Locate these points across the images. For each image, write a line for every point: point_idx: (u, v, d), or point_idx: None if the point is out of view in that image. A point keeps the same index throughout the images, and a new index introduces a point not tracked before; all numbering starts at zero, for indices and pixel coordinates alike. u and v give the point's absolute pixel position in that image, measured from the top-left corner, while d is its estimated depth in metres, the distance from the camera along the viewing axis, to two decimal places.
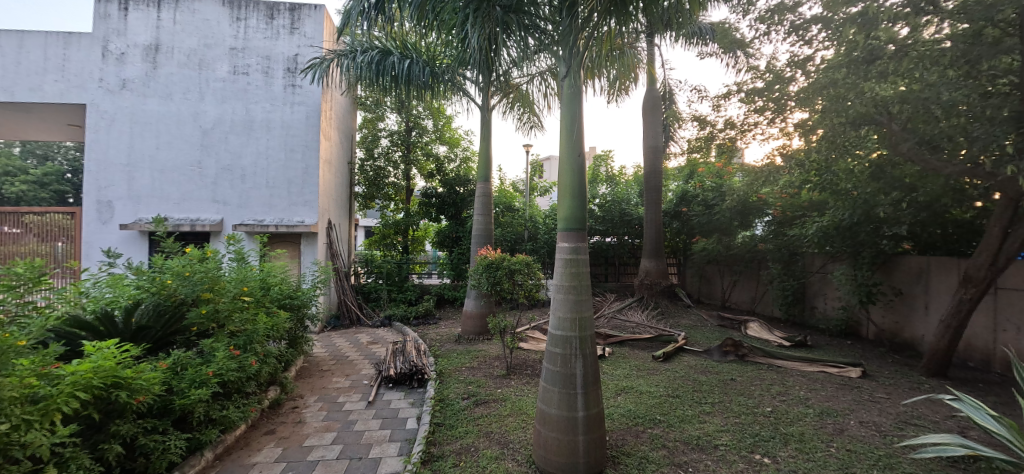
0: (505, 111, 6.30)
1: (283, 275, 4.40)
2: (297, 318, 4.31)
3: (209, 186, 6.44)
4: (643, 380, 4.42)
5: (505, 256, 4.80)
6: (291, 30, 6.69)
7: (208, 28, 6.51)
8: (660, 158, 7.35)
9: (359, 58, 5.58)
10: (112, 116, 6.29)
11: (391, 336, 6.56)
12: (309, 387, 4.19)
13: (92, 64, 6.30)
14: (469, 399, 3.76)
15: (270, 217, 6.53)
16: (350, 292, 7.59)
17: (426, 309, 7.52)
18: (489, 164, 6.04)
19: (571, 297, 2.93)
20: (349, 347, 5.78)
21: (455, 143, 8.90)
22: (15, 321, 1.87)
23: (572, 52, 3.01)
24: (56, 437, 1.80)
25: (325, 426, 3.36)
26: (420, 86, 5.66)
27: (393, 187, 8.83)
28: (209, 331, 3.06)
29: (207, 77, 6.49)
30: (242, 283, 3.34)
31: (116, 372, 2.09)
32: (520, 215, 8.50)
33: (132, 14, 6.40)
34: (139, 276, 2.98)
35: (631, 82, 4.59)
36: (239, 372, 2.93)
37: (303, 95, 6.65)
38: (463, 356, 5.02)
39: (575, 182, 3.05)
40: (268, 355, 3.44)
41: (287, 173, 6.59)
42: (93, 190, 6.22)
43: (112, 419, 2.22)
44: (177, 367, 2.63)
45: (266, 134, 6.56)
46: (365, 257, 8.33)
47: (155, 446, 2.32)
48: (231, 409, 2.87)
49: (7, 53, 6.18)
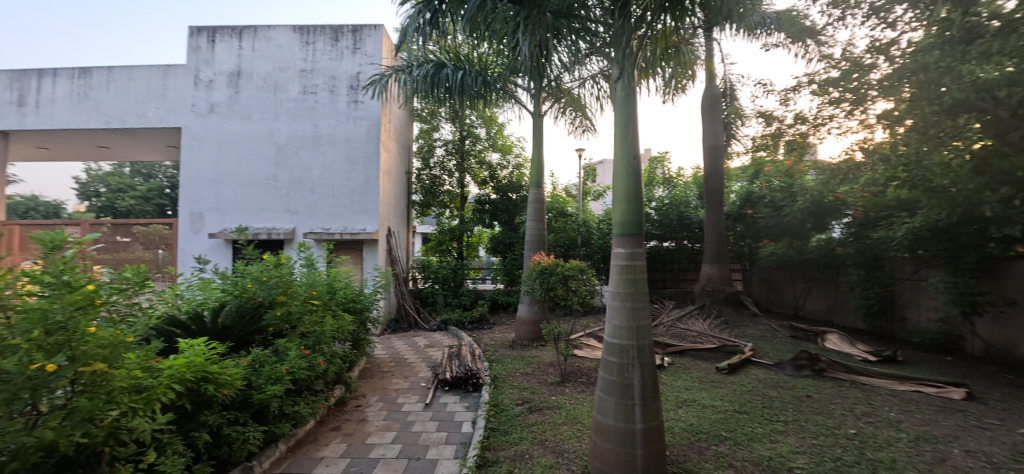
0: (556, 116, 6.28)
1: (348, 280, 4.65)
2: (360, 321, 4.53)
3: (282, 197, 6.99)
4: (706, 393, 4.17)
5: (558, 261, 4.76)
6: (353, 50, 7.13)
7: (282, 53, 7.11)
8: (722, 158, 6.96)
9: (416, 72, 5.81)
10: (202, 137, 7.02)
11: (447, 339, 6.73)
12: (371, 387, 4.40)
13: (187, 92, 7.09)
14: (523, 406, 3.74)
15: (336, 225, 6.96)
16: (409, 297, 7.89)
17: (480, 315, 7.65)
18: (542, 170, 6.03)
19: (627, 304, 2.85)
20: (408, 350, 5.99)
21: (507, 150, 9.01)
22: (126, 320, 2.13)
23: (625, 52, 2.96)
24: (156, 424, 2.03)
25: (385, 425, 3.49)
26: (473, 96, 5.79)
27: (448, 195, 9.09)
28: (283, 331, 3.31)
29: (281, 98, 7.07)
30: (311, 288, 3.59)
31: (204, 367, 2.31)
32: (572, 221, 8.42)
33: (218, 45, 7.13)
34: (224, 280, 3.28)
35: (687, 80, 4.41)
36: (308, 371, 3.13)
37: (364, 110, 7.04)
38: (517, 362, 5.03)
39: (630, 185, 2.96)
40: (334, 355, 3.64)
41: (350, 183, 6.99)
42: (188, 203, 6.97)
43: (201, 410, 2.46)
44: (256, 364, 2.85)
45: (332, 148, 7.02)
46: (422, 263, 8.62)
47: (237, 436, 2.54)
48: (302, 405, 3.07)
49: (121, 86, 7.14)
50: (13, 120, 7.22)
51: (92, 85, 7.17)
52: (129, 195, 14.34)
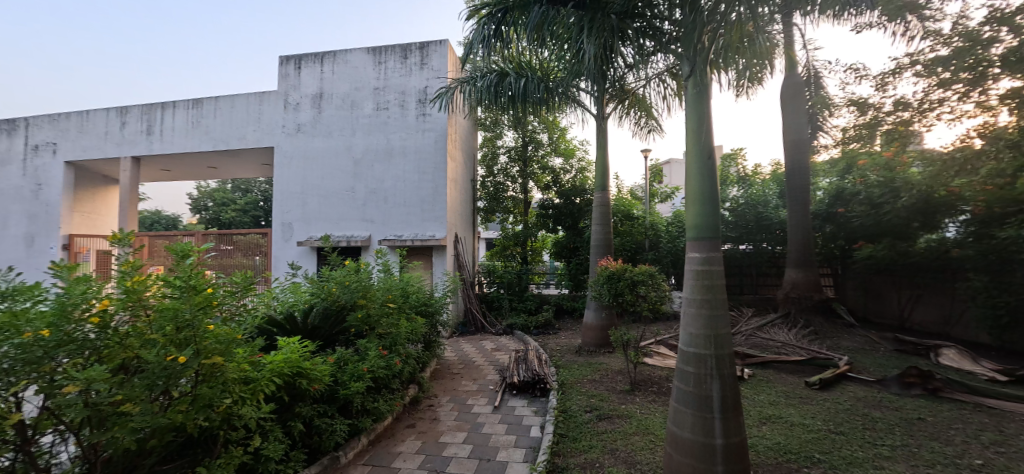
0: (621, 117, 6.16)
1: (420, 284, 4.89)
2: (432, 324, 4.73)
3: (360, 207, 7.51)
4: (793, 410, 3.82)
5: (627, 266, 4.64)
6: (421, 66, 7.51)
7: (358, 74, 7.69)
8: (806, 153, 6.39)
9: (479, 83, 5.97)
10: (291, 154, 7.78)
11: (513, 343, 6.81)
12: (442, 388, 4.57)
13: (278, 114, 7.90)
14: (592, 413, 3.67)
15: (407, 232, 7.34)
16: (475, 302, 8.09)
17: (545, 319, 7.66)
18: (607, 172, 5.93)
19: (704, 312, 2.73)
20: (476, 353, 6.15)
21: (570, 154, 8.98)
22: (236, 319, 2.40)
23: (696, 48, 2.85)
24: (261, 412, 2.26)
25: (457, 425, 3.61)
26: (536, 102, 5.87)
27: (512, 201, 9.21)
28: (363, 332, 3.54)
29: (357, 115, 7.64)
30: (387, 292, 3.83)
31: (298, 363, 2.54)
32: (638, 224, 8.16)
33: (304, 71, 7.87)
34: (312, 284, 3.61)
35: (764, 71, 4.12)
36: (387, 370, 3.32)
37: (432, 122, 7.38)
38: (584, 368, 4.96)
39: (705, 186, 2.85)
40: (409, 356, 3.83)
41: (420, 193, 7.34)
42: (280, 214, 7.72)
43: (296, 402, 2.70)
44: (341, 362, 3.09)
45: (403, 160, 7.44)
46: (488, 268, 8.81)
47: (326, 427, 2.76)
48: (381, 402, 3.26)
49: (226, 113, 8.13)
50: (143, 147, 8.48)
51: (203, 113, 8.24)
52: (232, 208, 16.25)
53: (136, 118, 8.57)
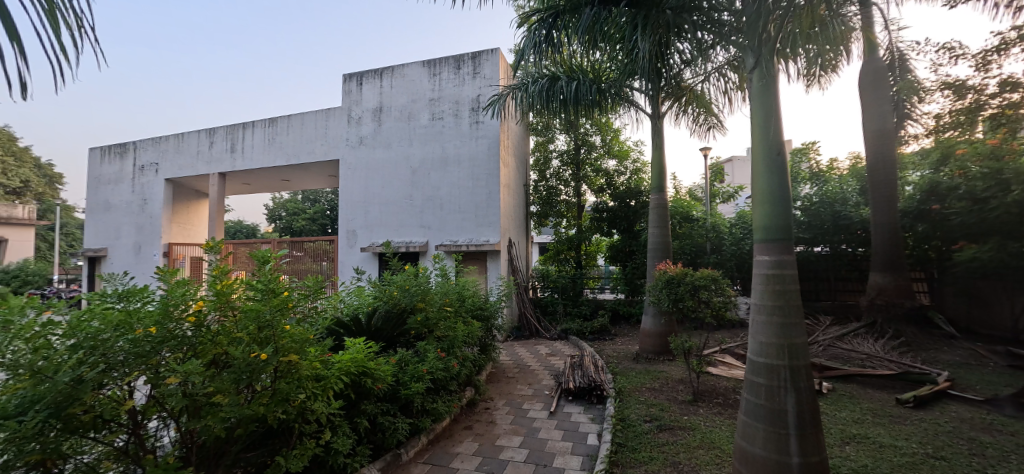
0: (678, 116, 5.95)
1: (475, 289, 4.98)
2: (487, 328, 4.80)
3: (417, 214, 7.81)
4: (883, 430, 3.44)
5: (687, 270, 4.45)
6: (474, 75, 7.70)
7: (415, 87, 8.04)
8: (892, 145, 5.78)
9: (531, 88, 6.00)
10: (355, 166, 8.27)
11: (568, 349, 6.74)
12: (498, 391, 4.61)
13: (342, 129, 8.43)
14: (652, 423, 3.54)
15: (463, 237, 7.51)
16: (530, 306, 8.09)
17: (601, 325, 7.51)
18: (664, 173, 5.72)
19: (777, 320, 2.55)
20: (531, 357, 6.15)
21: (624, 156, 8.77)
22: (309, 319, 2.58)
23: (761, 39, 2.69)
24: (331, 408, 2.41)
25: (513, 429, 3.62)
26: (588, 104, 5.82)
27: (565, 204, 9.12)
28: (423, 334, 3.66)
29: (414, 126, 7.97)
30: (444, 296, 3.94)
31: (363, 363, 2.67)
32: (699, 225, 7.78)
33: (365, 87, 8.35)
34: (375, 288, 3.79)
35: (840, 56, 3.79)
36: (445, 372, 3.41)
37: (485, 130, 7.52)
38: (643, 376, 4.80)
39: (774, 185, 2.68)
40: (466, 358, 3.91)
41: (474, 198, 7.50)
42: (345, 222, 8.23)
43: (361, 400, 2.84)
44: (402, 362, 3.22)
45: (457, 167, 7.64)
46: (542, 272, 8.80)
47: (389, 425, 2.88)
48: (440, 403, 3.34)
49: (297, 130, 8.81)
50: (228, 164, 9.39)
51: (278, 131, 8.98)
52: (302, 217, 17.55)
53: (222, 138, 9.52)
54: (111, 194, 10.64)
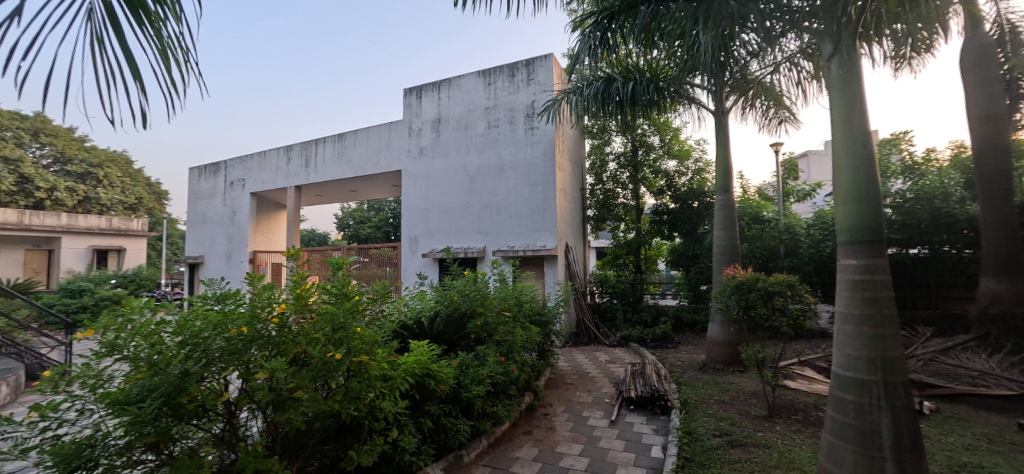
0: (744, 112, 5.63)
1: (533, 294, 4.99)
2: (545, 333, 4.80)
3: (475, 220, 7.99)
4: (1004, 460, 2.98)
5: (759, 275, 4.17)
6: (528, 82, 7.78)
7: (471, 97, 8.27)
8: (1006, 131, 5.03)
9: (586, 91, 5.93)
10: (416, 175, 8.65)
11: (629, 356, 6.55)
12: (557, 398, 4.58)
13: (404, 141, 8.86)
14: (722, 438, 3.33)
15: (520, 243, 7.57)
16: (588, 312, 7.96)
17: (663, 332, 7.24)
18: (730, 173, 5.41)
19: (866, 330, 2.33)
20: (590, 364, 6.06)
21: (685, 155, 8.41)
22: (378, 321, 2.72)
23: (841, 23, 2.47)
24: (397, 407, 2.51)
25: (573, 437, 3.57)
26: (646, 105, 5.68)
27: (623, 208, 8.90)
28: (482, 339, 3.73)
29: (471, 134, 8.18)
30: (503, 301, 3.99)
31: (427, 365, 2.77)
32: (770, 226, 7.24)
33: (424, 99, 8.72)
34: (437, 292, 3.93)
35: (937, 34, 3.37)
36: (504, 376, 3.45)
37: (540, 135, 7.54)
38: (710, 387, 4.54)
39: (860, 180, 2.46)
40: (524, 363, 3.93)
41: (530, 203, 7.53)
42: (407, 230, 8.61)
43: (425, 401, 2.94)
44: (463, 365, 3.30)
45: (514, 174, 7.73)
46: (600, 277, 8.63)
47: (451, 426, 2.96)
48: (499, 406, 3.38)
49: (363, 143, 9.38)
50: (303, 177, 10.19)
51: (346, 145, 9.61)
52: (369, 225, 18.68)
53: (298, 154, 10.37)
54: (207, 208, 11.94)
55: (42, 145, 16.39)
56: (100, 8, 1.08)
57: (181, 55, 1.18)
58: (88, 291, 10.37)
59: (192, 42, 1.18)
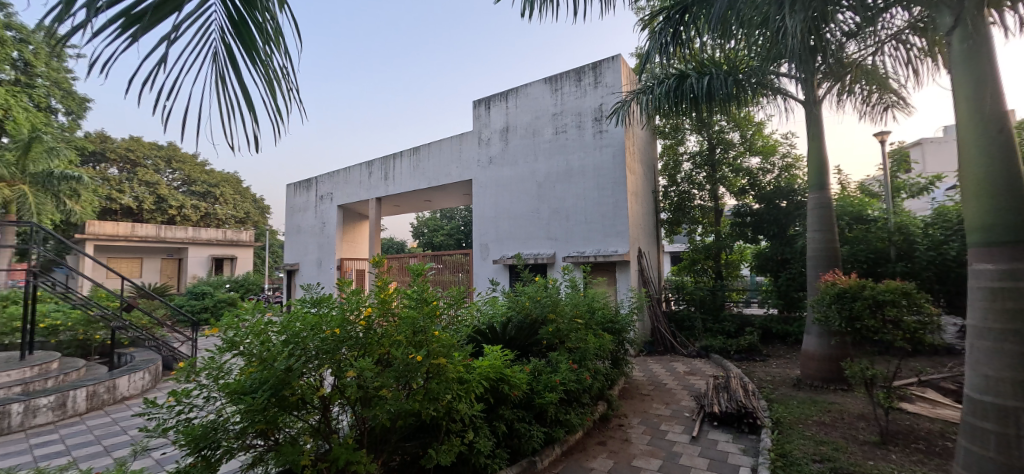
0: (841, 100, 5.07)
1: (605, 300, 4.88)
2: (619, 341, 4.67)
3: (544, 226, 8.01)
4: None
5: (866, 282, 3.71)
6: (596, 85, 7.68)
7: (538, 104, 8.35)
8: None
9: (656, 90, 5.73)
10: (486, 184, 8.90)
11: (711, 368, 6.15)
12: (633, 409, 4.42)
13: (474, 151, 9.16)
14: (822, 464, 2.99)
15: (590, 248, 7.44)
16: (663, 320, 7.60)
17: (749, 343, 6.70)
18: (825, 168, 4.89)
19: (1010, 348, 2.02)
20: (667, 374, 5.78)
21: (770, 151, 7.77)
22: (455, 325, 2.83)
23: None
24: (472, 410, 2.58)
25: (650, 451, 3.42)
26: (724, 99, 5.35)
27: (700, 210, 8.41)
28: (554, 345, 3.73)
29: (539, 141, 8.25)
30: (575, 307, 3.95)
31: (501, 369, 2.81)
32: (876, 227, 6.41)
33: (493, 110, 8.97)
34: (509, 298, 4.00)
35: None
36: (577, 384, 3.41)
37: (609, 138, 7.40)
38: (808, 406, 4.10)
39: (995, 172, 2.14)
40: (598, 372, 3.85)
41: (601, 208, 7.40)
42: (478, 237, 8.87)
43: (499, 405, 2.98)
44: (536, 371, 3.31)
45: (583, 178, 7.64)
46: (676, 283, 8.20)
47: (525, 432, 2.97)
48: (572, 414, 3.35)
49: (436, 155, 9.85)
50: (383, 190, 10.93)
51: (420, 158, 10.15)
52: (441, 233, 19.57)
53: (377, 168, 11.14)
54: (301, 220, 13.24)
55: (174, 171, 19.33)
56: (222, 50, 1.25)
57: (283, 81, 1.31)
58: (208, 293, 11.98)
59: (291, 68, 1.30)
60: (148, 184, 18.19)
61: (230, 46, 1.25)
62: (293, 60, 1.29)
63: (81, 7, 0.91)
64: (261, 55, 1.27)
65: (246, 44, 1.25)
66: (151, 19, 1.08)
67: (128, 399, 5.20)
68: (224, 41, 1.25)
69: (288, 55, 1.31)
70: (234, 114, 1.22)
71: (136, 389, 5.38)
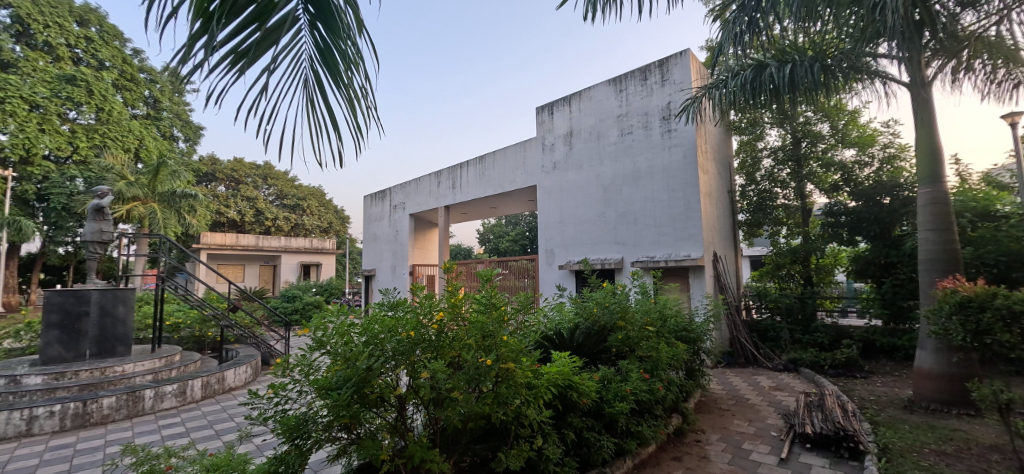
0: (957, 79, 4.40)
1: (678, 308, 4.64)
2: (694, 351, 4.42)
3: (611, 230, 7.82)
4: None
5: (997, 290, 3.14)
6: (663, 83, 7.40)
7: (602, 106, 8.21)
8: None
9: (731, 84, 5.43)
10: (550, 189, 8.90)
11: (801, 384, 5.60)
12: (711, 424, 4.14)
13: (538, 156, 9.22)
14: None
15: (660, 253, 7.14)
16: (744, 330, 7.06)
17: (847, 357, 6.02)
18: (940, 158, 4.27)
19: None
20: (749, 389, 5.35)
21: (867, 142, 6.95)
22: (524, 330, 2.86)
23: None
24: (541, 415, 2.57)
25: (732, 470, 3.18)
26: (809, 88, 4.90)
27: (784, 210, 7.71)
28: (625, 353, 3.61)
29: (604, 144, 8.10)
30: (646, 314, 3.79)
31: (569, 376, 2.79)
32: (1008, 225, 5.47)
33: (556, 115, 8.97)
34: (577, 304, 3.94)
35: None
36: (650, 395, 3.27)
37: (679, 137, 7.07)
38: (925, 432, 3.58)
39: None
40: (671, 382, 3.67)
41: (671, 211, 7.08)
42: (544, 242, 8.89)
43: (569, 412, 2.94)
44: (605, 380, 3.23)
45: (651, 180, 7.37)
46: (758, 290, 7.58)
47: (594, 441, 2.90)
48: (645, 426, 3.22)
49: (501, 163, 10.04)
50: (450, 198, 11.36)
51: (485, 166, 10.41)
52: (507, 239, 19.91)
53: (445, 178, 11.60)
54: (377, 228, 14.15)
55: (269, 187, 21.61)
56: (311, 76, 1.38)
57: (363, 99, 1.41)
58: (298, 296, 13.20)
59: (370, 87, 1.39)
60: (248, 199, 20.56)
61: (317, 72, 1.38)
62: (371, 80, 1.38)
63: (200, 49, 1.06)
64: (343, 78, 1.38)
65: (330, 70, 1.37)
66: (254, 55, 1.22)
67: (234, 389, 5.86)
68: (313, 68, 1.38)
69: (367, 74, 1.41)
70: (321, 134, 1.34)
71: (240, 381, 6.05)
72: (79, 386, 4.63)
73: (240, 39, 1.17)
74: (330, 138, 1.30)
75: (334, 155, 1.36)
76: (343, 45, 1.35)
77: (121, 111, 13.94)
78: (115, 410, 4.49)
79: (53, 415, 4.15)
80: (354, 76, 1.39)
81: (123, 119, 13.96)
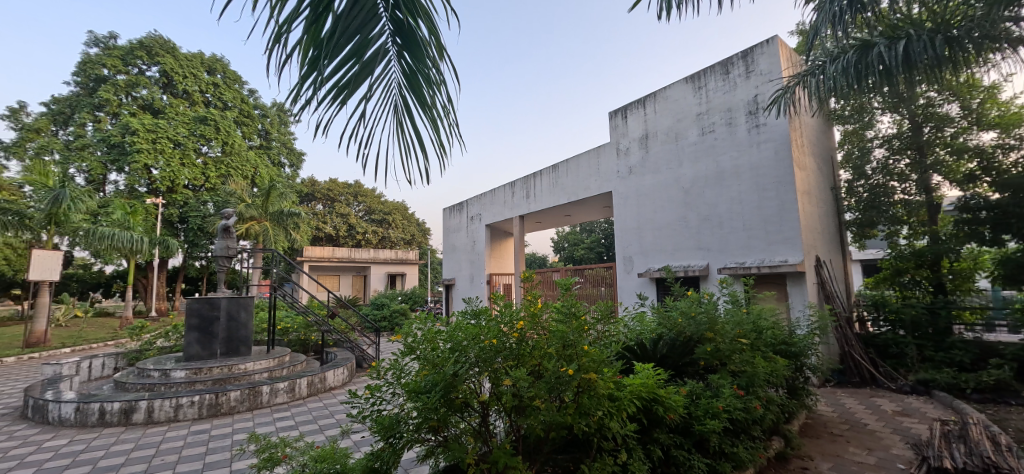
0: None
1: (776, 318, 4.25)
2: (797, 367, 4.01)
3: (693, 235, 7.40)
4: None
5: None
6: (747, 75, 6.90)
7: (679, 105, 7.85)
8: None
9: (829, 69, 4.91)
10: (626, 195, 8.66)
11: (934, 409, 4.82)
12: (821, 449, 3.72)
13: (612, 161, 9.05)
14: None
15: (751, 259, 6.59)
16: (858, 345, 6.23)
17: (997, 379, 5.07)
18: None
19: None
20: (868, 412, 4.72)
21: (1014, 121, 5.86)
22: (605, 339, 2.81)
23: None
24: (626, 429, 2.49)
25: None
26: (929, 65, 4.27)
27: (904, 207, 6.72)
28: (715, 367, 3.39)
29: (683, 144, 7.71)
30: (738, 326, 3.52)
31: (654, 389, 2.68)
32: None
33: (630, 118, 8.72)
34: (659, 314, 3.78)
35: None
36: (745, 413, 3.05)
37: (769, 132, 6.53)
38: None
39: None
40: (771, 401, 3.37)
41: (762, 212, 6.53)
42: (622, 249, 8.65)
43: (655, 427, 2.83)
44: (693, 395, 3.06)
45: (737, 180, 6.87)
46: (874, 299, 6.67)
47: (683, 460, 2.75)
48: (740, 448, 2.99)
49: (574, 170, 10.00)
50: (525, 207, 11.53)
51: (559, 175, 10.43)
52: (582, 247, 19.72)
53: (519, 188, 11.81)
54: (456, 239, 14.78)
55: (360, 203, 23.62)
56: (399, 101, 1.51)
57: (445, 117, 1.51)
58: (386, 304, 14.20)
59: (451, 105, 1.49)
60: (342, 215, 22.66)
61: (405, 97, 1.51)
62: (451, 99, 1.48)
63: (310, 86, 1.22)
64: (428, 101, 1.50)
65: (417, 95, 1.50)
66: (353, 86, 1.37)
67: (333, 389, 6.45)
68: (401, 93, 1.51)
69: (448, 95, 1.51)
70: (410, 153, 1.46)
71: (339, 382, 6.64)
72: (213, 380, 5.43)
73: (341, 74, 1.32)
74: (419, 157, 1.43)
75: (422, 170, 1.47)
76: (428, 72, 1.47)
77: (240, 144, 16.25)
78: (240, 402, 5.18)
79: (193, 404, 4.90)
80: (437, 98, 1.50)
81: (241, 150, 16.23)
